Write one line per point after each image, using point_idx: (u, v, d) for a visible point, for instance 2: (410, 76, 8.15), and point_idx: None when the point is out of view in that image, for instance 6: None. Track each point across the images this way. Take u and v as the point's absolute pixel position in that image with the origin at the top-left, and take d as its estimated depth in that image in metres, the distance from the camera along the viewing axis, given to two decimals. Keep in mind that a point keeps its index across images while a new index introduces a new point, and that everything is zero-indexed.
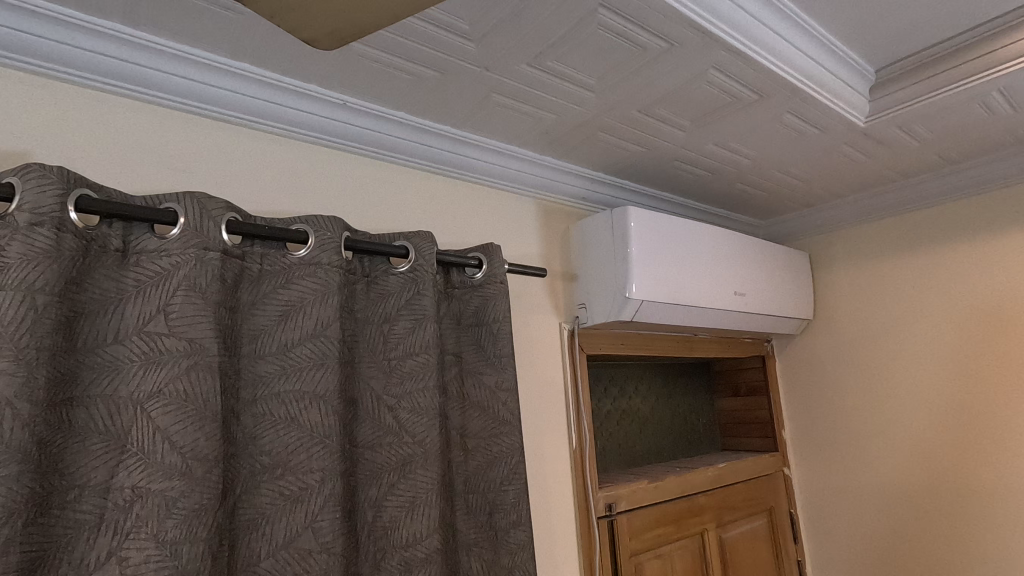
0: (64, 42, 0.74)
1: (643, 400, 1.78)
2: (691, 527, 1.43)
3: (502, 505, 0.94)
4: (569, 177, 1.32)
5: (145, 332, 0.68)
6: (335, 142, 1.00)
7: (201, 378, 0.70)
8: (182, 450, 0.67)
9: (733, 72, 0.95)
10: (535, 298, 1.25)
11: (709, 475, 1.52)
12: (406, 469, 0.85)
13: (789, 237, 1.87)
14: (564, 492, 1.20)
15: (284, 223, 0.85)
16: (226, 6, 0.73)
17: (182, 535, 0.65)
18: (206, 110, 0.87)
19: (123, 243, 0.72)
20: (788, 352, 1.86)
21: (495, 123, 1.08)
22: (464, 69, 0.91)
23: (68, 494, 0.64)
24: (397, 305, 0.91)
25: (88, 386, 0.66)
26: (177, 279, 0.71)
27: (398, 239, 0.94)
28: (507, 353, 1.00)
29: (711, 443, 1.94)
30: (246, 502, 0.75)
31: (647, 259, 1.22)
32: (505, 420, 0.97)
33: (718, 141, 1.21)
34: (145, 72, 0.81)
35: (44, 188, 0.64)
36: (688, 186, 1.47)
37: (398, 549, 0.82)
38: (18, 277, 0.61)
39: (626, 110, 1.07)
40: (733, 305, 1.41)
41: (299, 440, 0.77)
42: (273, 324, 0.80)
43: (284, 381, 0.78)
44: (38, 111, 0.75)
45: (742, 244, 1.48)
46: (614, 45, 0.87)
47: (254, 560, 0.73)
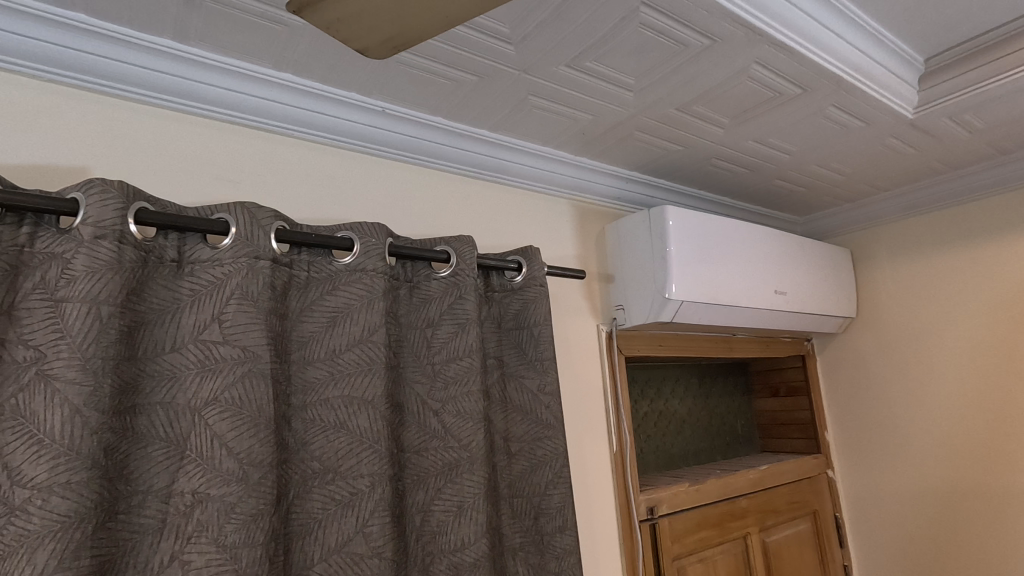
0: (120, 60, 0.77)
1: (680, 402, 1.75)
2: (734, 530, 1.40)
3: (547, 510, 0.94)
4: (604, 178, 1.31)
5: (201, 340, 0.70)
6: (375, 149, 1.01)
7: (255, 385, 0.71)
8: (239, 456, 0.68)
9: (777, 67, 0.93)
10: (573, 299, 1.24)
11: (751, 477, 1.49)
12: (452, 474, 0.85)
13: (829, 233, 1.83)
14: (605, 497, 1.19)
15: (329, 230, 0.86)
16: (273, 17, 0.75)
17: (241, 539, 0.66)
18: (252, 121, 0.89)
19: (179, 254, 0.74)
20: (830, 352, 1.82)
21: (531, 125, 1.08)
22: (502, 72, 0.91)
23: (134, 498, 0.66)
24: (440, 309, 0.92)
25: (149, 394, 0.68)
26: (230, 288, 0.72)
27: (439, 244, 0.95)
28: (549, 356, 0.99)
29: (750, 445, 1.90)
30: (299, 506, 0.76)
31: (686, 259, 1.20)
32: (549, 423, 0.97)
33: (758, 136, 1.19)
34: (194, 86, 0.83)
35: (106, 202, 0.66)
36: (725, 184, 1.45)
37: (447, 554, 0.82)
38: (84, 289, 0.63)
39: (663, 108, 1.05)
40: (774, 304, 1.38)
41: (349, 445, 0.78)
42: (321, 330, 0.81)
43: (333, 387, 0.79)
44: (97, 127, 0.77)
45: (783, 242, 1.45)
46: (653, 43, 0.86)
47: (308, 564, 0.74)
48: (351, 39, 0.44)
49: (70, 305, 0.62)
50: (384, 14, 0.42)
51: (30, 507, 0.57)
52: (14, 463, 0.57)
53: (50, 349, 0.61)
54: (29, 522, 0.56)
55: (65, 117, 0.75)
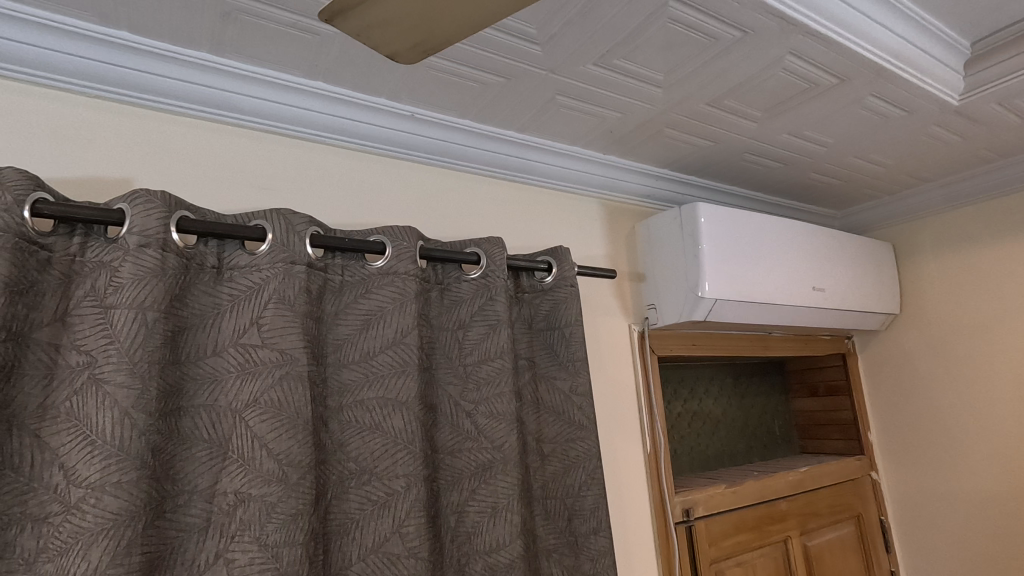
0: (160, 74, 0.80)
1: (715, 402, 1.72)
2: (774, 534, 1.37)
3: (581, 511, 0.93)
4: (633, 177, 1.29)
5: (240, 344, 0.72)
6: (405, 153, 1.02)
7: (293, 387, 0.72)
8: (278, 457, 0.70)
9: (813, 57, 0.90)
10: (603, 299, 1.23)
11: (791, 479, 1.45)
12: (486, 475, 0.85)
13: (869, 227, 1.76)
14: (639, 498, 1.18)
15: (362, 234, 0.87)
16: (304, 27, 0.77)
17: (282, 539, 0.67)
18: (286, 130, 0.91)
19: (218, 260, 0.76)
20: (872, 350, 1.76)
21: (559, 125, 1.07)
22: (530, 73, 0.91)
23: (180, 498, 0.68)
24: (471, 310, 0.92)
25: (192, 397, 0.70)
26: (268, 293, 0.74)
27: (469, 245, 0.95)
28: (580, 356, 0.99)
29: (789, 446, 1.85)
30: (337, 507, 0.77)
31: (719, 257, 1.17)
32: (582, 424, 0.96)
33: (794, 129, 1.16)
34: (231, 97, 0.85)
35: (150, 212, 0.69)
36: (758, 179, 1.41)
37: (481, 555, 0.83)
38: (132, 296, 0.66)
39: (694, 104, 1.03)
40: (812, 301, 1.35)
41: (384, 445, 0.79)
42: (355, 333, 0.82)
43: (367, 389, 0.80)
44: (138, 140, 0.80)
45: (820, 237, 1.41)
46: (683, 38, 0.84)
47: (346, 563, 0.75)
48: (382, 45, 0.45)
49: (118, 312, 0.65)
50: (415, 20, 0.43)
51: (84, 505, 0.59)
52: (70, 462, 0.60)
53: (100, 354, 0.64)
54: (83, 519, 0.59)
55: (109, 132, 0.79)
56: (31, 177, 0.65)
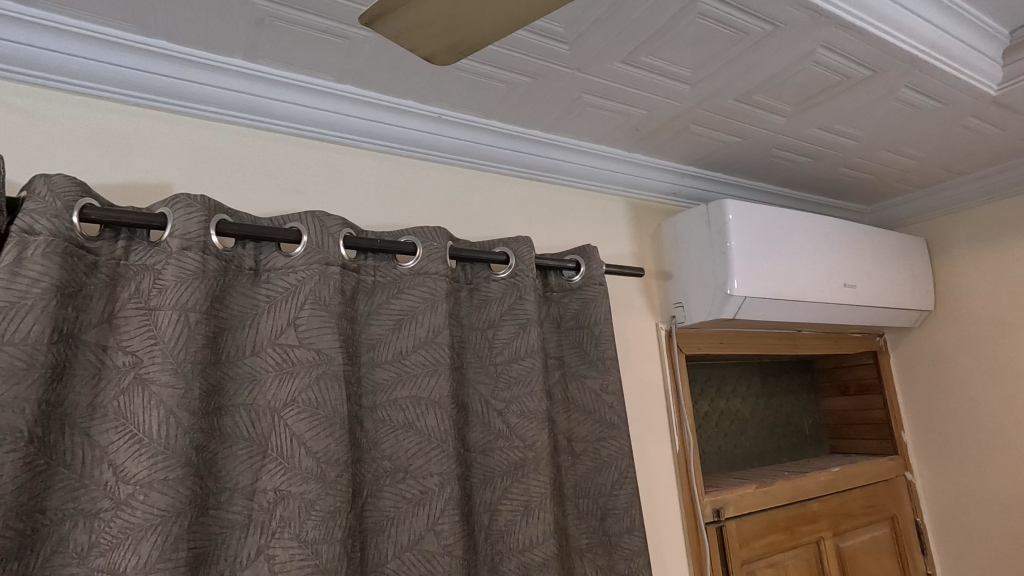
0: (196, 81, 0.81)
1: (742, 401, 1.70)
2: (806, 535, 1.35)
3: (614, 510, 0.93)
4: (659, 174, 1.29)
5: (278, 344, 0.73)
6: (432, 154, 1.03)
7: (329, 386, 0.74)
8: (316, 455, 0.71)
9: (845, 50, 0.89)
10: (630, 297, 1.23)
11: (823, 479, 1.43)
12: (518, 474, 0.86)
13: (900, 222, 1.73)
14: (669, 498, 1.17)
15: (393, 235, 0.88)
16: (336, 31, 0.78)
17: (321, 536, 0.68)
18: (316, 134, 0.92)
19: (255, 262, 0.78)
20: (904, 348, 1.72)
21: (585, 124, 1.07)
22: (557, 72, 0.91)
23: (222, 495, 0.69)
24: (501, 309, 0.93)
25: (233, 396, 0.72)
26: (304, 293, 0.75)
27: (498, 245, 0.96)
28: (610, 355, 0.99)
29: (819, 446, 1.82)
30: (372, 504, 0.78)
31: (748, 253, 1.16)
32: (613, 423, 0.96)
33: (823, 123, 1.14)
34: (263, 102, 0.87)
35: (191, 216, 0.70)
36: (786, 175, 1.40)
37: (515, 553, 0.83)
38: (175, 297, 0.67)
39: (721, 100, 1.03)
40: (843, 298, 1.32)
41: (418, 444, 0.80)
42: (388, 333, 0.83)
43: (400, 388, 0.81)
44: (175, 145, 0.82)
45: (851, 233, 1.39)
46: (712, 33, 0.84)
47: (383, 560, 0.76)
48: (418, 48, 0.46)
49: (162, 313, 0.67)
50: (452, 20, 0.43)
51: (133, 502, 0.61)
52: (118, 460, 0.62)
53: (145, 355, 0.65)
54: (132, 515, 0.61)
55: (149, 139, 0.81)
56: (78, 184, 0.67)
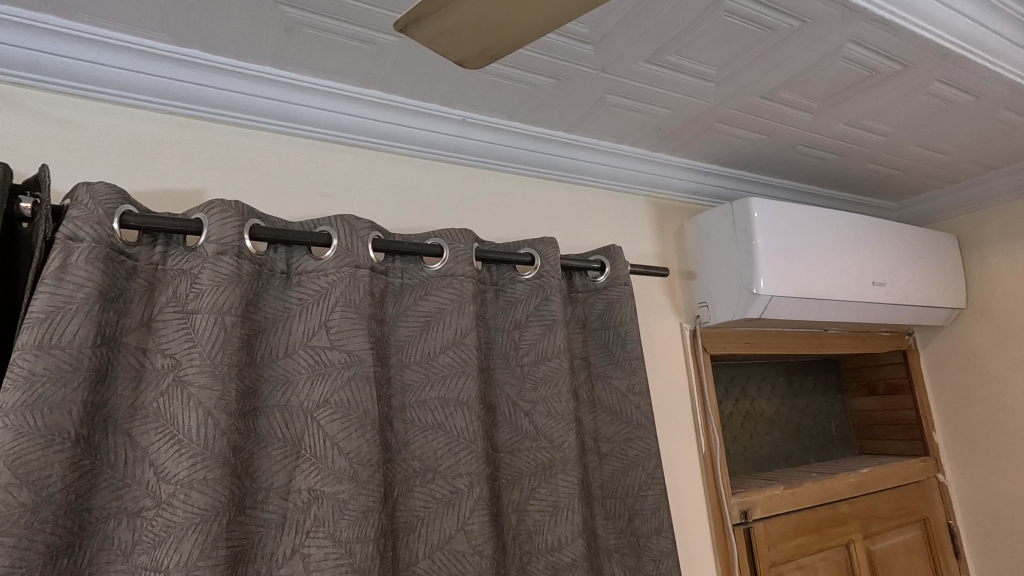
0: (228, 89, 0.83)
1: (767, 401, 1.68)
2: (835, 537, 1.33)
3: (641, 511, 0.93)
4: (681, 173, 1.28)
5: (310, 346, 0.74)
6: (457, 157, 1.04)
7: (361, 387, 0.75)
8: (349, 455, 0.72)
9: (874, 44, 0.88)
10: (654, 297, 1.22)
11: (852, 481, 1.40)
12: (547, 474, 0.86)
13: (928, 218, 1.69)
14: (695, 498, 1.16)
15: (419, 237, 0.89)
16: (363, 37, 0.79)
17: (354, 535, 0.69)
18: (343, 139, 0.94)
19: (287, 265, 0.79)
20: (934, 347, 1.69)
21: (608, 124, 1.07)
22: (581, 73, 0.91)
23: (258, 495, 0.70)
24: (527, 310, 0.93)
25: (267, 397, 0.73)
26: (335, 296, 0.77)
27: (523, 246, 0.96)
28: (636, 355, 0.98)
29: (847, 447, 1.79)
30: (403, 504, 0.78)
31: (774, 251, 1.15)
32: (639, 423, 0.96)
33: (851, 119, 1.12)
34: (291, 108, 0.88)
35: (226, 221, 0.72)
36: (811, 172, 1.38)
37: (544, 553, 0.83)
38: (211, 301, 0.69)
39: (747, 97, 1.02)
40: (872, 296, 1.30)
41: (447, 444, 0.80)
42: (416, 334, 0.84)
43: (429, 389, 0.82)
44: (207, 152, 0.84)
45: (879, 230, 1.36)
46: (739, 31, 0.83)
47: (413, 560, 0.76)
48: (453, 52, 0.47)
49: (199, 316, 0.68)
50: (485, 24, 0.43)
51: (174, 501, 0.62)
52: (159, 460, 0.63)
53: (184, 357, 0.67)
54: (174, 514, 0.62)
55: (182, 146, 0.82)
56: (118, 191, 0.69)
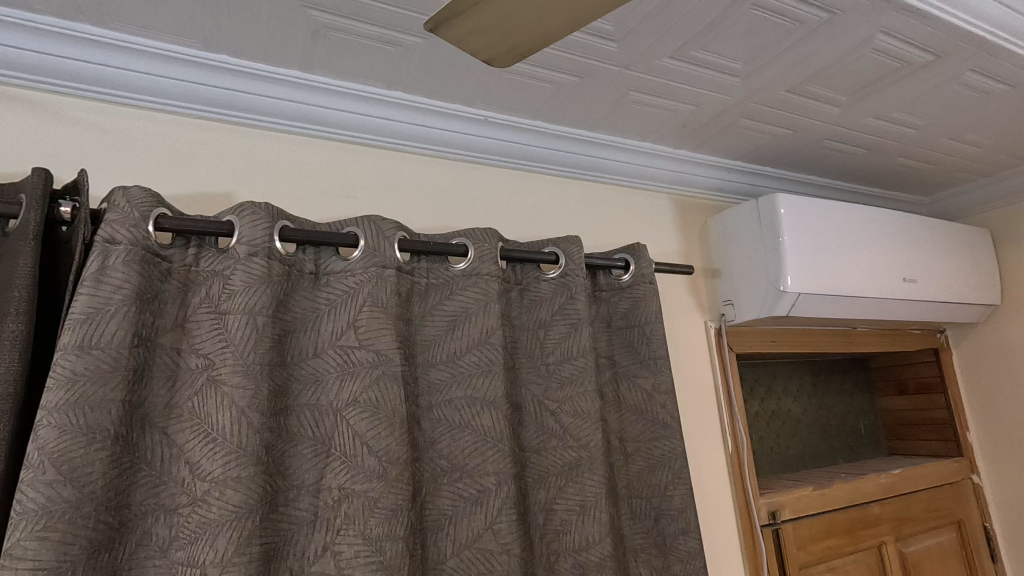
0: (255, 93, 0.84)
1: (794, 401, 1.66)
2: (867, 539, 1.30)
3: (668, 511, 0.92)
4: (705, 170, 1.26)
5: (339, 345, 0.75)
6: (479, 156, 1.04)
7: (389, 386, 0.75)
8: (378, 454, 0.72)
9: (906, 34, 0.86)
10: (678, 295, 1.21)
11: (883, 482, 1.37)
12: (574, 473, 0.85)
13: (960, 212, 1.65)
14: (722, 499, 1.15)
15: (444, 237, 0.89)
16: (388, 39, 0.79)
17: (384, 533, 0.70)
18: (368, 140, 0.94)
19: (315, 266, 0.80)
20: (967, 345, 1.64)
21: (631, 121, 1.06)
22: (605, 70, 0.90)
23: (289, 492, 0.71)
24: (552, 309, 0.93)
25: (298, 396, 0.74)
26: (363, 296, 0.77)
27: (547, 245, 0.96)
28: (662, 354, 0.98)
29: (877, 448, 1.75)
30: (431, 503, 0.79)
31: (802, 248, 1.13)
32: (666, 422, 0.95)
33: (880, 112, 1.10)
34: (317, 111, 0.89)
35: (257, 222, 0.73)
36: (838, 167, 1.35)
37: (572, 553, 0.83)
38: (244, 302, 0.70)
39: (773, 91, 1.00)
40: (903, 293, 1.27)
41: (474, 443, 0.81)
42: (442, 334, 0.84)
43: (455, 388, 0.82)
44: (235, 156, 0.85)
45: (910, 225, 1.33)
46: (766, 24, 0.82)
47: (442, 559, 0.77)
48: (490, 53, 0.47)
49: (232, 317, 0.69)
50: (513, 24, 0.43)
51: (209, 498, 0.64)
52: (195, 458, 0.65)
53: (217, 357, 0.68)
54: (209, 511, 0.63)
55: (211, 149, 0.84)
56: (152, 195, 0.70)
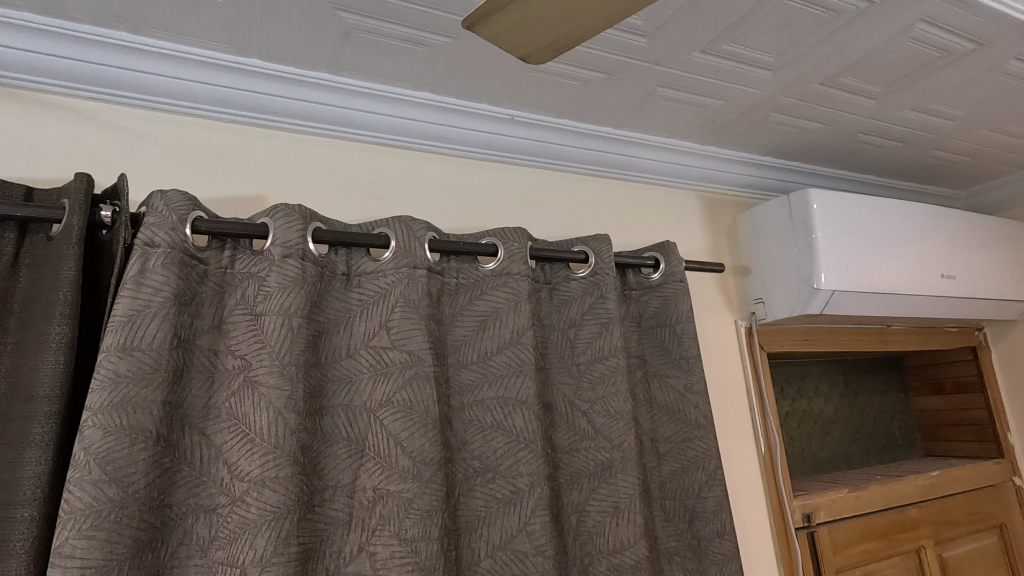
0: (285, 96, 0.85)
1: (825, 401, 1.62)
2: (905, 543, 1.26)
3: (703, 513, 0.91)
4: (734, 166, 1.24)
5: (372, 346, 0.75)
6: (504, 156, 1.03)
7: (421, 387, 0.75)
8: (412, 454, 0.72)
9: (946, 21, 0.83)
10: (708, 294, 1.19)
11: (921, 484, 1.33)
12: (607, 474, 0.84)
13: (998, 206, 1.60)
14: (755, 500, 1.13)
15: (474, 237, 0.89)
16: (417, 40, 0.80)
17: (419, 534, 0.70)
18: (395, 141, 0.94)
19: (347, 267, 0.80)
20: (1008, 343, 1.59)
21: (658, 118, 1.05)
22: (634, 67, 0.89)
23: (324, 493, 0.72)
24: (582, 308, 0.92)
25: (332, 397, 0.74)
26: (395, 297, 0.77)
27: (576, 244, 0.95)
28: (694, 354, 0.96)
29: (912, 450, 1.71)
30: (464, 504, 0.78)
31: (835, 244, 1.10)
32: (699, 423, 0.94)
33: (917, 104, 1.07)
34: (345, 113, 0.89)
35: (290, 224, 0.74)
36: (871, 161, 1.32)
37: (606, 555, 0.82)
38: (279, 303, 0.71)
39: (805, 84, 0.98)
40: (941, 290, 1.23)
41: (507, 443, 0.80)
42: (473, 334, 0.84)
43: (487, 388, 0.82)
44: (266, 158, 0.86)
45: (947, 220, 1.29)
46: (800, 15, 0.80)
47: (476, 559, 0.76)
48: (514, 48, 0.46)
49: (267, 318, 0.70)
50: (548, 19, 0.43)
51: (248, 498, 0.64)
52: (233, 458, 0.65)
53: (253, 357, 0.69)
54: (248, 511, 0.64)
55: (243, 153, 0.85)
56: (189, 198, 0.71)
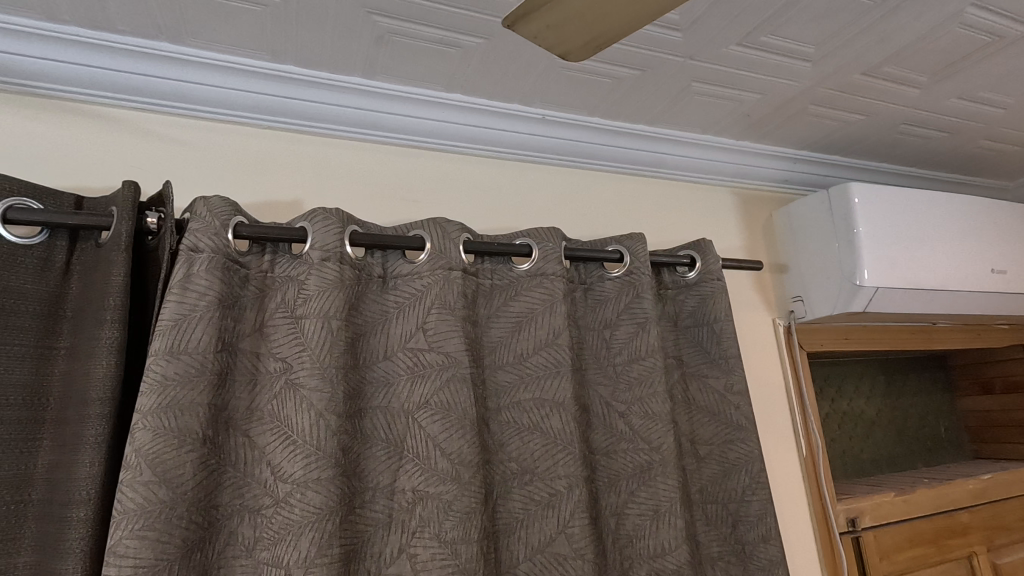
0: (320, 101, 0.86)
1: (867, 401, 1.57)
2: (955, 549, 1.22)
3: (746, 518, 0.89)
4: (769, 161, 1.21)
5: (409, 348, 0.75)
6: (535, 155, 1.03)
7: (458, 388, 0.75)
8: (450, 456, 0.72)
9: (998, 4, 0.80)
10: (745, 293, 1.17)
11: (971, 488, 1.28)
12: (646, 477, 0.83)
13: None
14: (797, 504, 1.10)
15: (508, 237, 0.88)
16: (450, 41, 0.79)
17: (459, 536, 0.70)
18: (427, 144, 0.95)
19: (383, 269, 0.80)
20: None
21: (692, 114, 1.03)
22: (668, 63, 0.88)
23: (365, 494, 0.72)
24: (618, 309, 0.91)
25: (371, 398, 0.75)
26: (430, 298, 0.77)
27: (611, 244, 0.94)
28: (733, 353, 0.94)
29: (959, 452, 1.64)
30: (502, 506, 0.78)
31: (879, 239, 1.07)
32: (740, 425, 0.91)
33: (965, 93, 1.03)
34: (379, 116, 0.90)
35: (328, 228, 0.74)
36: (913, 153, 1.27)
37: (647, 559, 0.80)
38: (318, 306, 0.71)
39: (847, 75, 0.95)
40: (992, 286, 1.18)
41: (544, 445, 0.80)
42: (508, 335, 0.84)
43: (523, 389, 0.81)
44: (302, 163, 0.87)
45: (996, 212, 1.24)
46: (843, 4, 0.78)
47: (515, 562, 0.76)
48: (554, 45, 0.46)
49: (307, 321, 0.71)
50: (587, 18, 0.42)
51: (291, 500, 0.65)
52: (277, 460, 0.66)
53: (294, 360, 0.69)
54: (292, 511, 0.64)
55: (280, 158, 0.86)
56: (230, 204, 0.72)
